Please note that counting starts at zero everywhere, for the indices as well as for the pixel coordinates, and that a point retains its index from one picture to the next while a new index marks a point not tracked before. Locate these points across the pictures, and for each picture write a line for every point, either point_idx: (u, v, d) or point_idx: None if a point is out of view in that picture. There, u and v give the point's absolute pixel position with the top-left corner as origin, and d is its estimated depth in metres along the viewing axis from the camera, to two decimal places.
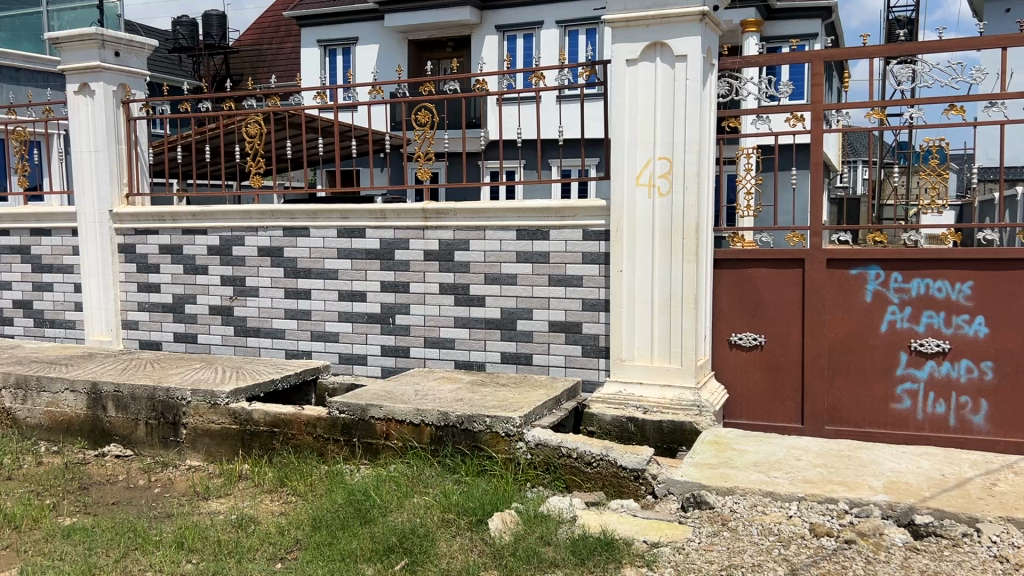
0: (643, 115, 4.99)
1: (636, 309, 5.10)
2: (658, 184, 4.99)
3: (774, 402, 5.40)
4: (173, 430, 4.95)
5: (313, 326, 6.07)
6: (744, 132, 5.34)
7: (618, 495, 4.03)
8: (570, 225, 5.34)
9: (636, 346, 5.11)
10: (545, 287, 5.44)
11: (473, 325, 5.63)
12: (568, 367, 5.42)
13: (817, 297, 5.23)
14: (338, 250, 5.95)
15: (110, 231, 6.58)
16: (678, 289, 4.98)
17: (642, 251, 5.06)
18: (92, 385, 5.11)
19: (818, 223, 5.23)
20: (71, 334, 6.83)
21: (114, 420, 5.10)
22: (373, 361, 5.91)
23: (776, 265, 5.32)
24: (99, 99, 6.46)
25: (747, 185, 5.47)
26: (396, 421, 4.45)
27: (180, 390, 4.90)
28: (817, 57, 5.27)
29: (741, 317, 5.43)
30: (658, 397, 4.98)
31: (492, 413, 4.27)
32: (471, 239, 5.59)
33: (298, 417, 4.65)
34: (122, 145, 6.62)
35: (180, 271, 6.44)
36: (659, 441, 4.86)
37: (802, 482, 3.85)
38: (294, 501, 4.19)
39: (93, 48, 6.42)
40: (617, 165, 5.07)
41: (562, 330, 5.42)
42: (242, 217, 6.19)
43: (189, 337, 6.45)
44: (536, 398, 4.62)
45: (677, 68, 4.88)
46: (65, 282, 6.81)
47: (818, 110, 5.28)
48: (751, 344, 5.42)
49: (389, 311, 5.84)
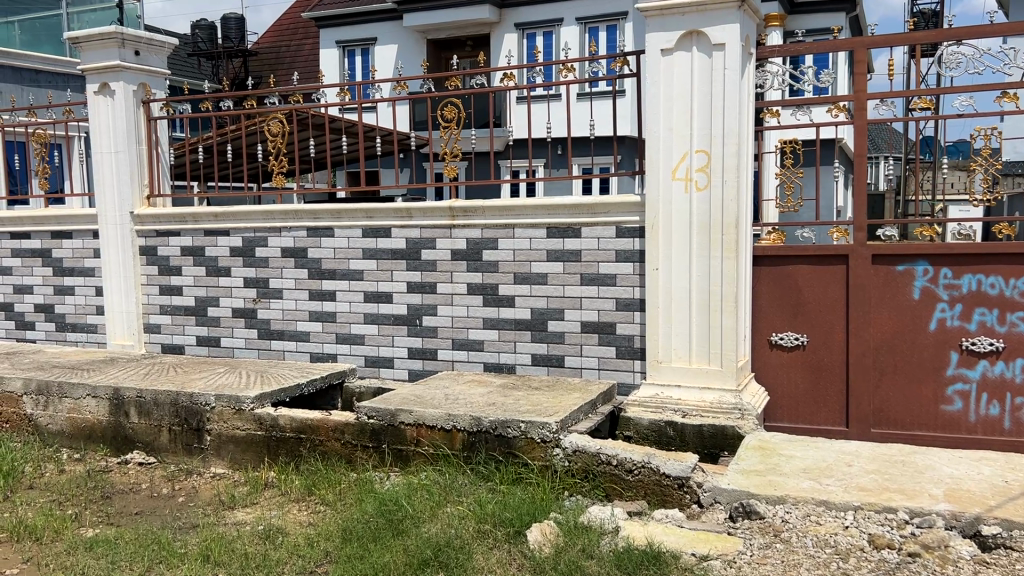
0: (679, 107, 4.80)
1: (674, 309, 4.91)
2: (695, 179, 4.80)
3: (817, 405, 5.18)
4: (197, 436, 4.81)
5: (338, 328, 5.92)
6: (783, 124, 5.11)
7: (661, 504, 3.84)
8: (603, 222, 5.15)
9: (673, 347, 4.92)
10: (577, 286, 5.26)
11: (503, 326, 5.46)
12: (601, 369, 5.24)
13: (862, 295, 5.01)
14: (363, 251, 5.80)
15: (132, 233, 6.47)
16: (717, 287, 4.78)
17: (679, 249, 4.87)
18: (114, 391, 4.99)
19: (862, 218, 5.00)
20: (93, 338, 6.74)
21: (137, 427, 4.97)
22: (400, 364, 5.76)
23: (818, 262, 5.11)
24: (119, 99, 6.36)
25: (787, 180, 5.25)
26: (427, 427, 4.28)
27: (204, 396, 4.77)
28: (858, 43, 5.00)
29: (782, 317, 5.23)
30: (698, 400, 4.78)
31: (527, 417, 4.10)
32: (499, 238, 5.42)
33: (325, 423, 4.50)
34: (142, 145, 6.51)
35: (202, 273, 6.32)
36: (699, 446, 4.66)
37: (857, 490, 3.64)
38: (323, 511, 4.03)
39: (113, 47, 6.31)
40: (652, 160, 4.88)
41: (595, 331, 5.24)
42: (265, 217, 6.06)
43: (211, 340, 6.33)
44: (572, 401, 4.44)
45: (715, 57, 4.69)
46: (87, 286, 6.71)
47: (861, 100, 5.02)
48: (793, 344, 5.22)
49: (416, 312, 5.68)
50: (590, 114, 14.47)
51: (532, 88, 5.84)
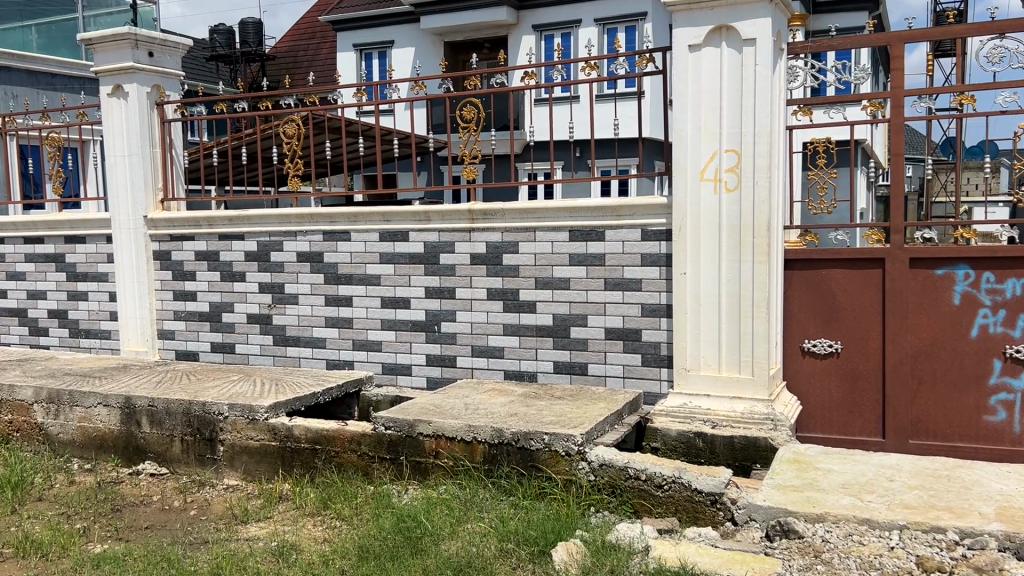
0: (708, 105, 4.62)
1: (702, 315, 4.72)
2: (724, 179, 4.61)
3: (852, 415, 4.97)
4: (210, 447, 4.67)
5: (355, 334, 5.77)
6: (816, 122, 4.91)
7: (693, 522, 3.64)
8: (628, 225, 4.97)
9: (702, 355, 4.73)
10: (600, 291, 5.08)
11: (523, 332, 5.29)
12: (626, 378, 5.06)
13: (900, 300, 4.80)
14: (381, 255, 5.65)
15: (145, 238, 6.37)
16: (749, 293, 4.59)
17: (708, 252, 4.68)
18: (125, 400, 4.87)
19: (899, 220, 4.79)
20: (107, 344, 6.63)
21: (148, 437, 4.84)
22: (418, 372, 5.60)
23: (853, 265, 4.90)
24: (133, 101, 6.25)
25: (819, 180, 5.04)
26: (446, 438, 4.11)
27: (217, 405, 4.63)
28: (897, 37, 4.79)
29: (815, 322, 5.03)
30: (727, 410, 4.59)
31: (551, 429, 3.92)
32: (520, 242, 5.25)
33: (341, 433, 4.34)
34: (156, 147, 6.39)
35: (217, 278, 6.20)
36: (730, 459, 4.46)
37: (902, 508, 3.43)
38: (339, 526, 3.88)
39: (126, 48, 6.20)
40: (679, 160, 4.69)
41: (620, 338, 5.05)
42: (280, 221, 5.92)
43: (226, 347, 6.20)
44: (597, 412, 4.25)
45: (745, 53, 4.51)
46: (101, 291, 6.61)
47: (898, 96, 4.80)
48: (826, 352, 5.01)
49: (434, 318, 5.53)
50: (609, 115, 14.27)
51: (555, 87, 5.65)
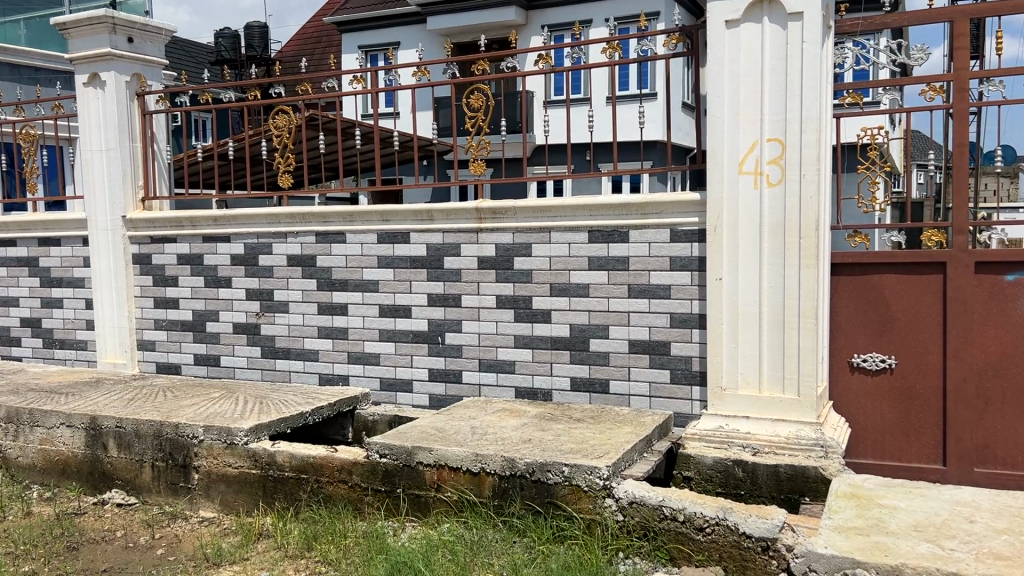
0: (746, 89, 4.08)
1: (741, 326, 4.17)
2: (767, 172, 4.07)
3: (908, 438, 4.41)
4: (183, 474, 4.14)
5: (350, 346, 5.23)
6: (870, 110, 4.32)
7: (741, 572, 3.05)
8: (655, 224, 4.42)
9: (740, 373, 4.19)
10: (623, 299, 4.53)
11: (537, 345, 4.74)
12: (653, 398, 4.50)
13: (962, 310, 4.24)
14: (379, 258, 5.11)
15: (124, 239, 5.85)
16: (794, 301, 4.04)
17: (747, 254, 4.14)
18: (90, 421, 4.33)
19: (963, 219, 4.23)
20: (83, 355, 6.11)
21: (116, 462, 4.31)
22: (419, 388, 5.06)
23: (908, 270, 4.35)
24: (110, 91, 5.74)
25: (870, 174, 4.48)
26: (450, 468, 3.56)
27: (191, 427, 4.09)
28: (961, 12, 4.24)
29: (864, 335, 4.46)
30: (770, 435, 4.04)
31: (571, 460, 3.36)
32: (533, 244, 4.71)
33: (329, 460, 3.80)
34: (137, 141, 5.89)
35: (200, 284, 5.67)
36: (775, 491, 3.90)
37: (993, 559, 2.85)
38: (324, 572, 3.34)
39: (103, 33, 5.68)
40: (715, 149, 4.16)
41: (645, 351, 4.50)
42: (269, 221, 5.40)
43: (210, 360, 5.67)
44: (623, 438, 3.69)
45: (790, 29, 3.97)
46: (76, 298, 6.10)
47: (962, 79, 4.25)
48: (878, 368, 4.44)
49: (438, 329, 4.98)
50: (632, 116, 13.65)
51: (571, 73, 5.10)
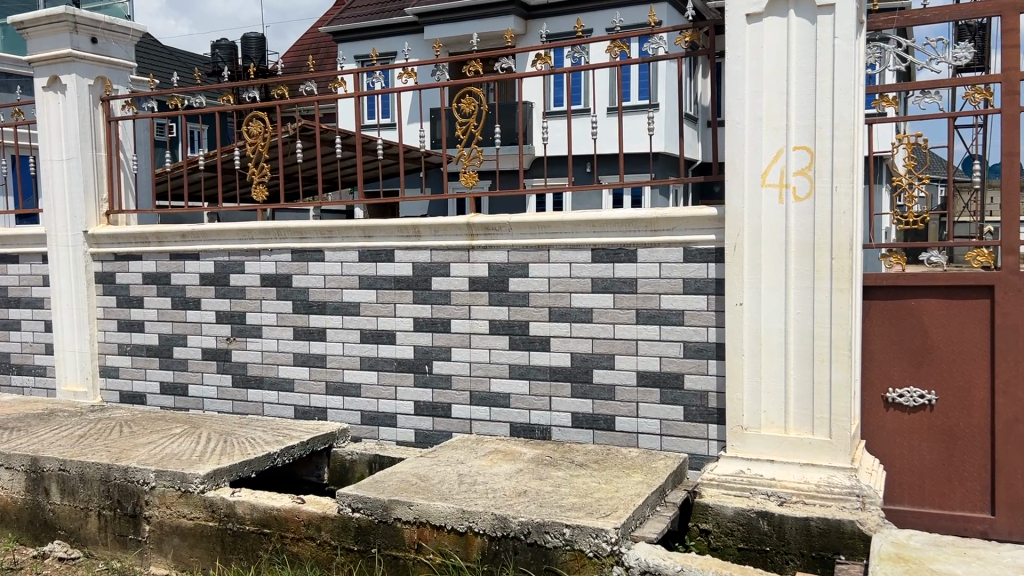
0: (770, 91, 3.62)
1: (764, 357, 3.70)
2: (793, 185, 3.60)
3: (950, 484, 3.93)
4: (133, 526, 3.65)
5: (328, 375, 4.75)
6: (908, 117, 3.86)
7: None
8: (667, 242, 3.95)
9: (763, 409, 3.72)
10: (631, 326, 4.05)
11: (534, 376, 4.26)
12: (664, 437, 4.02)
13: (1012, 339, 3.78)
14: (360, 278, 4.64)
15: (85, 256, 5.37)
16: (825, 330, 3.58)
17: (771, 277, 3.66)
18: (31, 462, 3.85)
19: (1014, 238, 3.77)
20: (41, 383, 5.63)
21: (59, 509, 3.82)
22: (404, 423, 4.57)
23: (950, 294, 3.88)
24: (71, 96, 5.28)
25: (907, 187, 4.02)
26: (432, 526, 3.07)
27: (141, 472, 3.61)
28: (1011, 5, 3.79)
29: (900, 366, 3.98)
30: (798, 482, 3.56)
31: (573, 520, 2.88)
32: (530, 263, 4.23)
33: (295, 514, 3.33)
34: (100, 150, 5.42)
35: (167, 306, 5.19)
36: (805, 549, 3.40)
37: None
38: None
39: (63, 32, 5.22)
40: (734, 159, 3.69)
41: (655, 385, 4.02)
42: (241, 238, 4.93)
43: (177, 389, 5.19)
44: (634, 490, 3.20)
45: (820, 23, 3.51)
46: (35, 320, 5.62)
47: (1012, 80, 3.78)
48: (916, 404, 3.96)
49: (425, 357, 4.50)
50: (638, 127, 13.19)
51: (571, 75, 4.62)
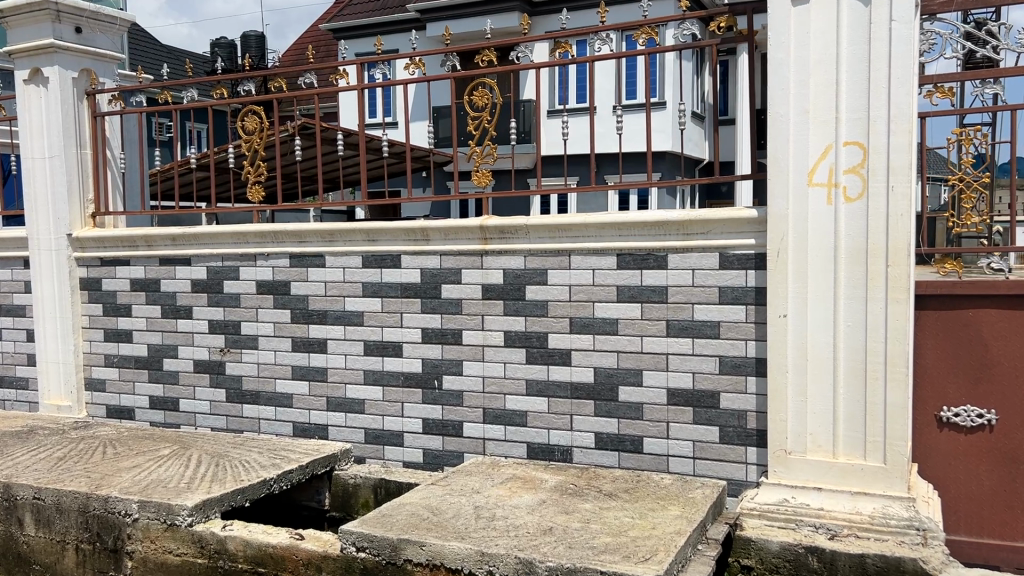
0: (817, 82, 3.28)
1: (811, 374, 3.35)
2: (843, 184, 3.26)
3: (1012, 512, 3.59)
4: (114, 561, 3.30)
5: (329, 390, 4.41)
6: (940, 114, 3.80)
7: None
8: (701, 247, 3.60)
9: (808, 432, 3.37)
10: (660, 338, 3.70)
11: (553, 393, 3.91)
12: (698, 461, 3.68)
13: None
14: (364, 285, 4.29)
15: (70, 261, 5.03)
16: (880, 343, 3.23)
17: (819, 286, 3.31)
18: (4, 489, 3.51)
19: None
20: (24, 396, 5.29)
21: (34, 541, 3.48)
22: (411, 442, 4.23)
23: (1013, 304, 3.53)
24: (54, 89, 4.93)
25: (962, 190, 3.82)
26: (446, 570, 2.72)
27: (123, 503, 3.26)
28: None
29: (956, 383, 3.63)
30: (848, 513, 3.21)
31: (608, 565, 2.53)
32: (549, 269, 3.88)
33: (293, 552, 2.99)
34: (86, 148, 5.08)
35: (157, 314, 4.85)
36: None
37: None
38: None
39: (44, 21, 4.86)
40: (777, 155, 3.34)
41: (687, 404, 3.67)
42: (236, 242, 4.58)
43: (168, 404, 4.84)
44: (673, 527, 2.85)
45: (875, 4, 3.16)
46: (17, 329, 5.28)
47: None
48: (973, 424, 3.62)
49: (434, 371, 4.16)
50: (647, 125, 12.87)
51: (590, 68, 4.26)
